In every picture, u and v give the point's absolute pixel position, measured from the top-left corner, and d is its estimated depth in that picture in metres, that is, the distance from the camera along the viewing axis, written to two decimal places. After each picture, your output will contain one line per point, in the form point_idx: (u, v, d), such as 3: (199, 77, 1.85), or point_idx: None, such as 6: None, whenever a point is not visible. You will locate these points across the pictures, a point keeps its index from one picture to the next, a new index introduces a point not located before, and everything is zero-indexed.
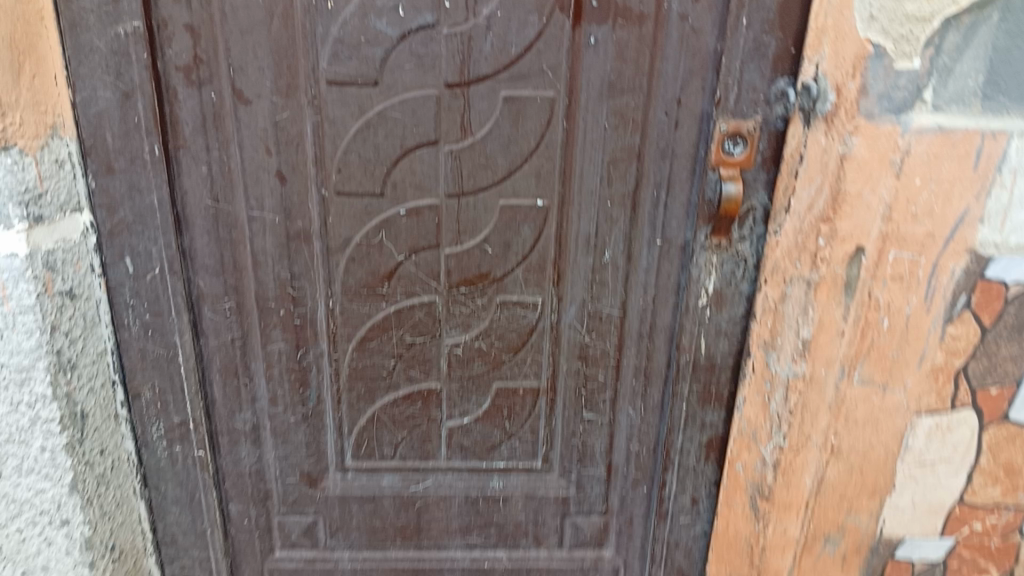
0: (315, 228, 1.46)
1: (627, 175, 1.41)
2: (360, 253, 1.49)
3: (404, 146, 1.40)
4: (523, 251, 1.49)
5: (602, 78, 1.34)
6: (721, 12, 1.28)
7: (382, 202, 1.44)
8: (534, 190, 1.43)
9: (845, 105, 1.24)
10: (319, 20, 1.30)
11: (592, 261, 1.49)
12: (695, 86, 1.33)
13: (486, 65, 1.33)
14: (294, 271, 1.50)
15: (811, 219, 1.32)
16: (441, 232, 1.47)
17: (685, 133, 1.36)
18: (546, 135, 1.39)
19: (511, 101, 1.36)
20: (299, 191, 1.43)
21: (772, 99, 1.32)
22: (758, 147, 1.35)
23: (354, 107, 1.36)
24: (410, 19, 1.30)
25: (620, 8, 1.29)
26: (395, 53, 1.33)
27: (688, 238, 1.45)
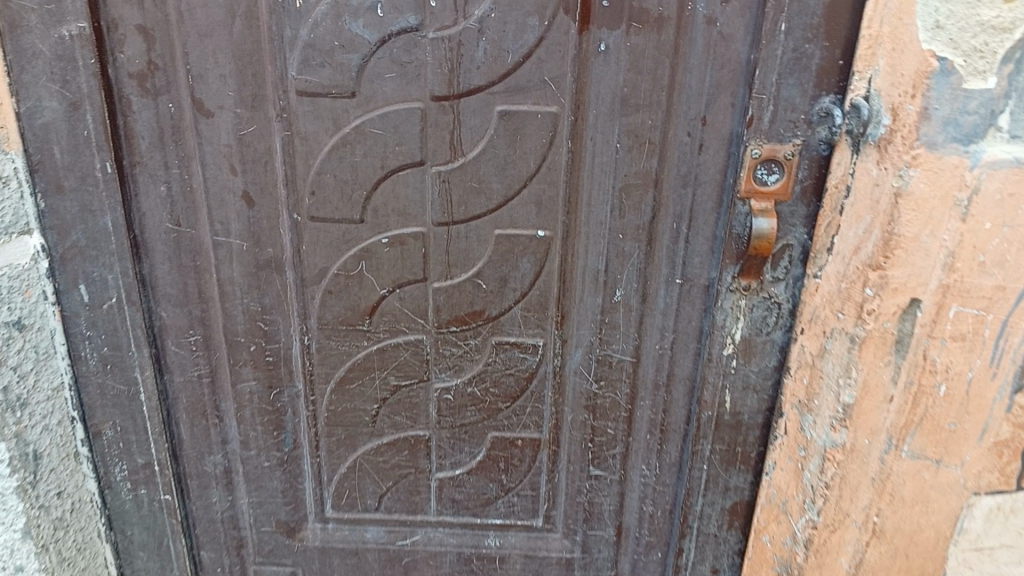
0: (287, 256, 1.29)
1: (643, 204, 1.22)
2: (337, 286, 1.31)
3: (386, 167, 1.21)
4: (522, 288, 1.30)
5: (614, 92, 1.14)
6: (756, 15, 1.07)
7: (361, 229, 1.26)
8: (533, 220, 1.25)
9: (902, 130, 1.03)
10: (287, 21, 1.12)
11: (601, 300, 1.30)
12: (723, 102, 1.13)
13: (478, 76, 1.14)
14: (264, 303, 1.34)
15: (858, 264, 1.12)
16: (429, 265, 1.29)
17: (711, 158, 1.17)
18: (548, 157, 1.20)
19: (507, 118, 1.17)
20: (269, 216, 1.26)
21: (815, 119, 1.11)
22: (796, 176, 1.15)
23: (329, 122, 1.18)
24: (390, 21, 1.11)
25: (636, 10, 1.09)
26: (374, 60, 1.14)
27: (712, 279, 1.25)
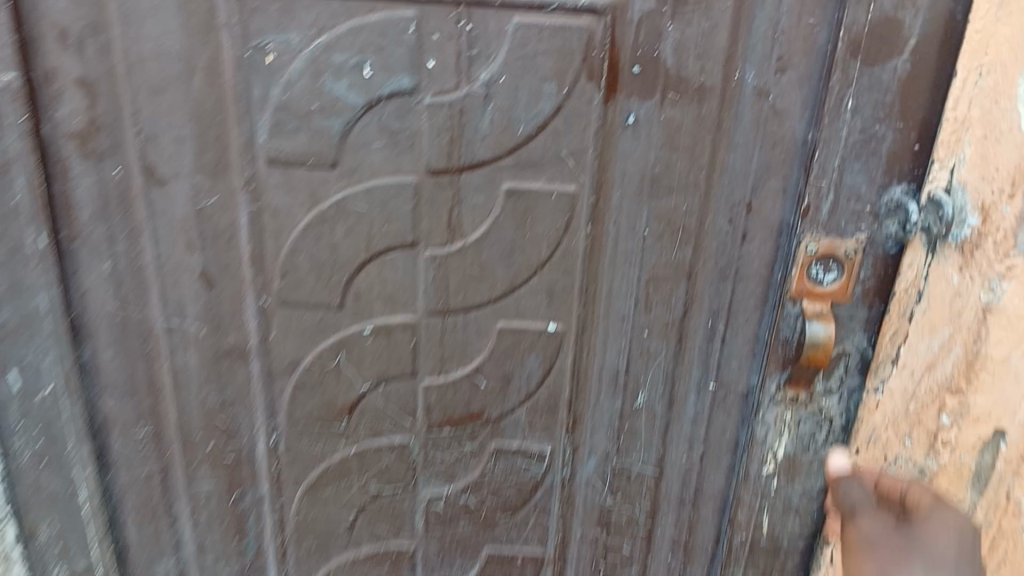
0: (253, 344, 1.11)
1: (673, 298, 1.04)
2: (310, 379, 1.12)
3: (371, 248, 1.02)
4: (527, 388, 1.11)
5: (643, 171, 0.96)
6: (817, 88, 0.89)
7: (340, 316, 1.07)
8: (543, 312, 1.06)
9: (995, 235, 0.86)
10: (256, 79, 0.93)
11: (620, 404, 1.12)
12: (772, 187, 0.95)
13: (483, 148, 0.96)
14: (226, 396, 1.15)
15: (932, 383, 0.96)
16: (418, 360, 1.10)
17: (755, 250, 0.99)
18: (563, 242, 1.01)
19: (515, 196, 0.99)
20: (230, 299, 1.07)
21: (882, 211, 0.93)
22: (857, 275, 0.97)
23: (304, 196, 0.99)
24: (379, 82, 0.92)
25: (674, 78, 0.91)
26: (359, 126, 0.95)
27: (752, 385, 1.07)
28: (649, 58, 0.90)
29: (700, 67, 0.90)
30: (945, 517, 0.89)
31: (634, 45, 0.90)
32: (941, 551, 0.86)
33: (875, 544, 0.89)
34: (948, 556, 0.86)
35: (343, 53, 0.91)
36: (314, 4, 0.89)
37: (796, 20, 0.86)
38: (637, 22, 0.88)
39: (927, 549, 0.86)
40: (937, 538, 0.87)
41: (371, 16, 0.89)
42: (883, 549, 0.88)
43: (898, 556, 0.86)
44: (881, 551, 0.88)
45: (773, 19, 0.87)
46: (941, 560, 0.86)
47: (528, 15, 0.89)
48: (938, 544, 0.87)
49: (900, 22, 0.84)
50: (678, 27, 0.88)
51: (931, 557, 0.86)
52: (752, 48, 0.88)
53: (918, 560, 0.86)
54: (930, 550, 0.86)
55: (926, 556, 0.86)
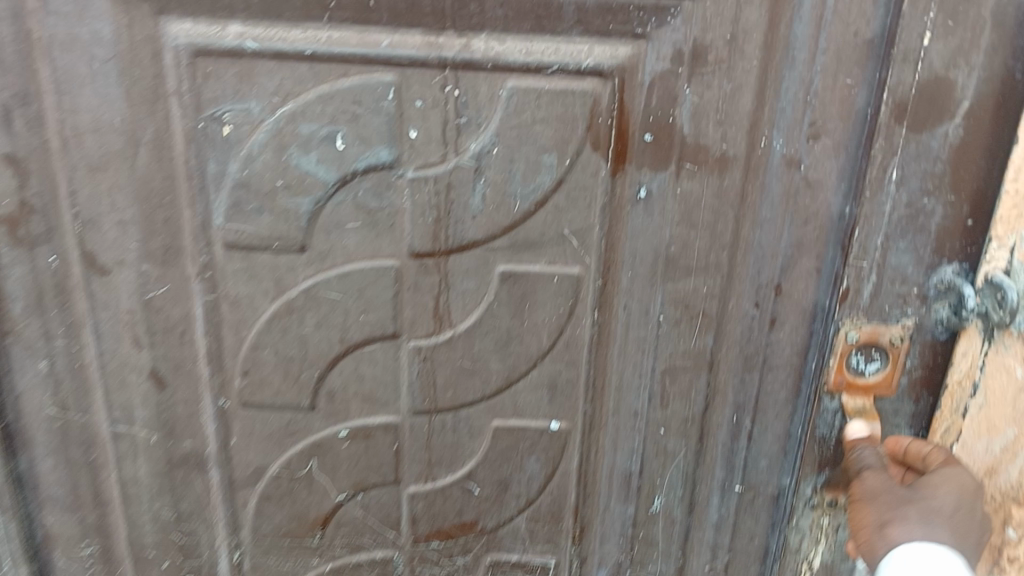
0: (212, 451, 0.96)
1: (692, 391, 0.91)
2: (277, 489, 0.98)
3: (346, 341, 0.89)
4: (526, 494, 0.98)
5: (657, 251, 0.84)
6: (855, 156, 0.78)
7: (312, 418, 0.94)
8: (544, 409, 0.93)
9: None
10: (211, 153, 0.81)
11: (633, 511, 0.99)
12: (803, 267, 0.84)
13: (474, 227, 0.84)
14: (181, 509, 1.00)
15: (994, 490, 0.83)
16: (402, 465, 0.96)
17: (785, 337, 0.87)
18: (566, 331, 0.89)
19: (511, 281, 0.86)
20: (185, 400, 0.94)
21: (931, 294, 0.83)
22: (903, 364, 0.86)
23: (268, 284, 0.87)
24: (354, 155, 0.80)
25: (691, 147, 0.80)
26: (333, 205, 0.83)
27: (784, 487, 0.95)
28: (662, 125, 0.79)
29: (721, 134, 0.79)
30: (957, 472, 0.80)
31: (644, 111, 0.78)
32: (940, 500, 0.78)
33: (876, 492, 0.82)
34: (948, 500, 0.78)
35: (311, 123, 0.79)
36: (276, 69, 0.78)
37: (831, 81, 0.76)
38: (649, 85, 0.77)
39: (925, 506, 0.79)
40: (938, 490, 0.79)
41: (344, 81, 0.78)
42: (886, 499, 0.82)
43: (894, 507, 0.81)
44: (878, 504, 0.82)
45: (805, 80, 0.76)
46: (939, 506, 0.78)
47: (524, 79, 0.78)
48: (939, 494, 0.79)
49: (952, 82, 0.74)
50: (695, 89, 0.77)
51: (930, 502, 0.79)
52: (781, 112, 0.77)
53: (914, 510, 0.80)
54: (929, 498, 0.79)
55: (924, 505, 0.79)
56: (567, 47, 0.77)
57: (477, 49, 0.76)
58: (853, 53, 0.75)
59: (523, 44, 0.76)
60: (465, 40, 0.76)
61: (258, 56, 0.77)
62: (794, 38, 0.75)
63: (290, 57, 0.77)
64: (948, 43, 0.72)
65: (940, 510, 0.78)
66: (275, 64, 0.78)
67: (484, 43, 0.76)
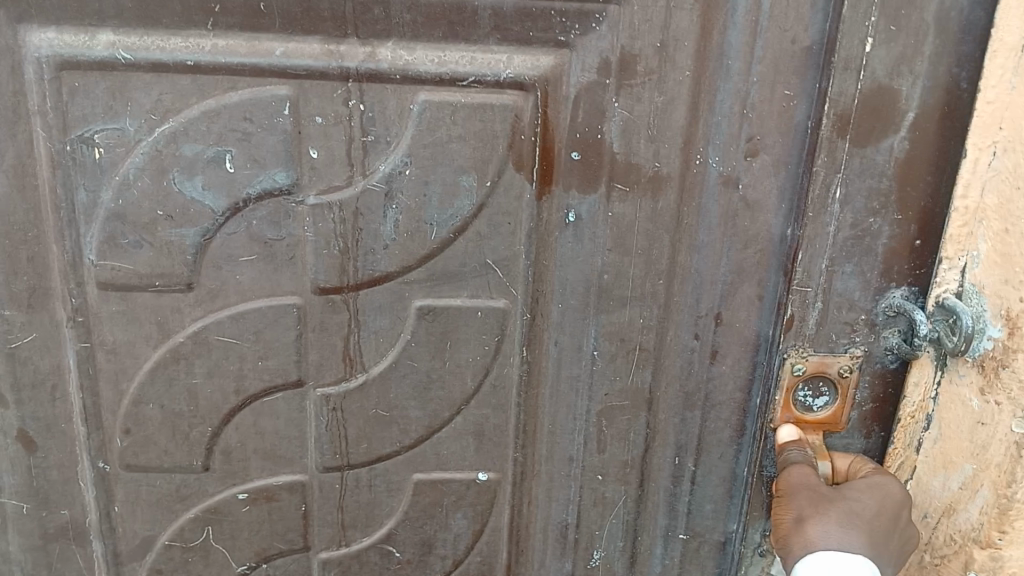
0: (92, 520, 0.84)
1: (630, 434, 0.84)
2: (169, 562, 0.86)
3: (243, 392, 0.79)
4: (452, 555, 0.88)
5: (590, 281, 0.77)
6: (796, 174, 0.73)
7: (205, 480, 0.82)
8: (471, 459, 0.84)
9: (1010, 353, 0.69)
10: (80, 179, 0.70)
11: (571, 567, 0.90)
12: (745, 295, 0.78)
13: (386, 258, 0.75)
14: None
15: (953, 531, 0.77)
16: (311, 530, 0.85)
17: (728, 370, 0.81)
18: (492, 371, 0.81)
19: (430, 317, 0.78)
20: (59, 465, 0.81)
21: (879, 320, 0.78)
22: (852, 399, 0.81)
23: (150, 329, 0.76)
24: (245, 179, 0.71)
25: (621, 166, 0.73)
26: (222, 236, 0.73)
27: (731, 534, 0.88)
28: (590, 143, 0.72)
29: (654, 152, 0.73)
30: (881, 482, 0.77)
31: (570, 127, 0.71)
32: (863, 503, 0.75)
33: (800, 486, 0.76)
34: (871, 506, 0.75)
35: (194, 143, 0.70)
36: (153, 82, 0.68)
37: (768, 92, 0.71)
38: (574, 99, 0.71)
39: (847, 506, 0.75)
40: (862, 495, 0.76)
41: (231, 95, 0.69)
42: (809, 495, 0.75)
43: (818, 504, 0.75)
44: (803, 500, 0.76)
45: (741, 92, 0.71)
46: (861, 509, 0.75)
47: (437, 92, 0.70)
48: (863, 497, 0.76)
49: (894, 94, 0.70)
50: (625, 103, 0.71)
51: (853, 503, 0.75)
52: (716, 127, 0.72)
53: (836, 509, 0.75)
54: (852, 501, 0.76)
55: (847, 504, 0.75)
56: (483, 57, 0.69)
57: (384, 57, 0.68)
58: (790, 62, 0.70)
59: (435, 53, 0.69)
60: (370, 49, 0.68)
61: (132, 68, 0.68)
62: (727, 46, 0.69)
63: (169, 68, 0.68)
64: (889, 51, 0.68)
65: (862, 514, 0.75)
66: (152, 77, 0.68)
67: (391, 51, 0.68)
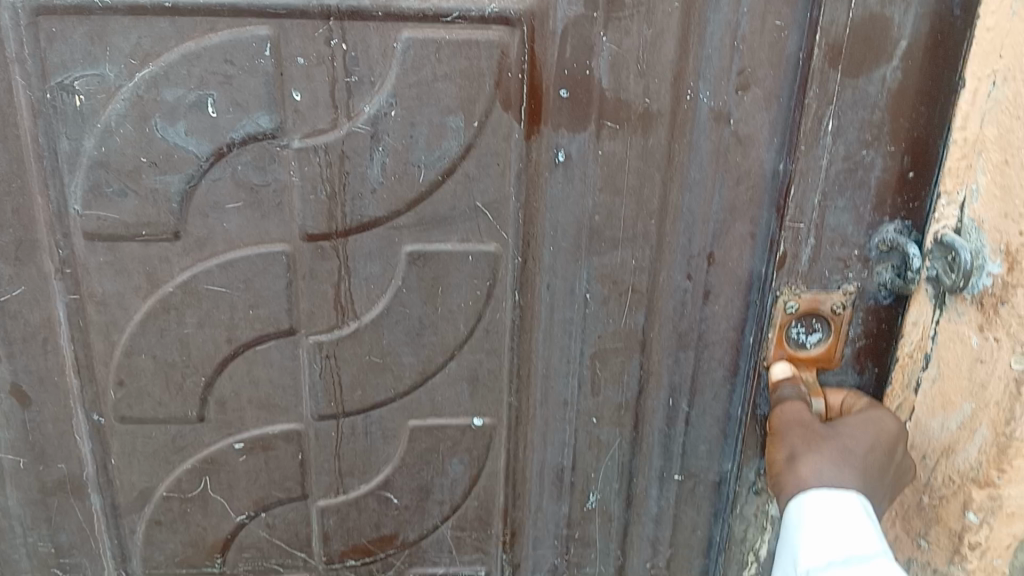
0: (89, 473, 0.84)
1: (624, 375, 0.84)
2: (168, 513, 0.87)
3: (235, 340, 0.79)
4: (449, 500, 0.89)
5: (580, 223, 0.77)
6: (788, 107, 0.72)
7: (201, 431, 0.83)
8: (466, 405, 0.84)
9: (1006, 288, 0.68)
10: (62, 127, 0.69)
11: (568, 509, 0.91)
12: (736, 234, 0.77)
13: (374, 203, 0.74)
14: (58, 543, 0.88)
15: (952, 472, 0.77)
16: (308, 478, 0.86)
17: (720, 310, 0.81)
18: (484, 315, 0.80)
19: (420, 262, 0.77)
20: (53, 419, 0.81)
21: (873, 256, 0.78)
22: (846, 335, 0.81)
23: (139, 280, 0.75)
24: (228, 123, 0.70)
25: (611, 103, 0.72)
26: (208, 183, 0.72)
27: (726, 473, 0.89)
28: (578, 79, 0.71)
29: (643, 88, 0.71)
30: (874, 418, 0.78)
31: (557, 63, 0.70)
32: (856, 440, 0.76)
33: (791, 424, 0.77)
34: (863, 442, 0.76)
35: (176, 89, 0.68)
36: (132, 26, 0.66)
37: (759, 23, 0.69)
38: (561, 34, 0.69)
39: (839, 443, 0.76)
40: (855, 430, 0.76)
41: (212, 37, 0.67)
42: (803, 433, 0.76)
43: (811, 441, 0.76)
44: (795, 437, 0.77)
45: (731, 22, 0.69)
46: (854, 445, 0.75)
47: (420, 28, 0.68)
48: (856, 434, 0.76)
49: (887, 21, 0.68)
50: (613, 37, 0.69)
51: (846, 439, 0.76)
52: (706, 60, 0.70)
53: (829, 446, 0.76)
54: (845, 437, 0.76)
55: (840, 441, 0.76)
56: None
57: None
58: None
59: None
60: None
61: (110, 12, 0.65)
62: None
63: (148, 10, 0.66)
64: None
65: (854, 451, 0.75)
66: (131, 20, 0.66)
67: None
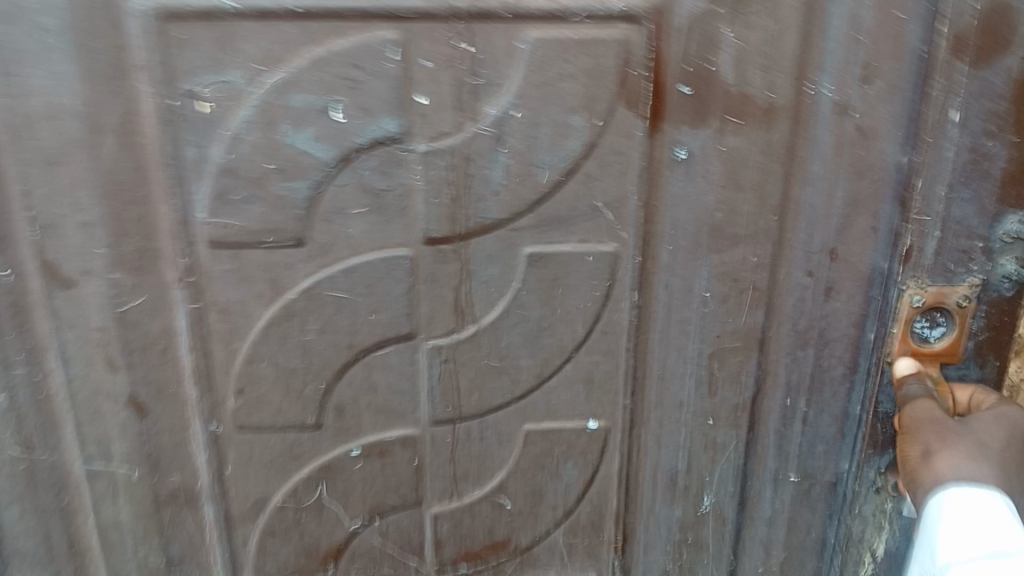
0: (204, 483, 0.85)
1: (742, 376, 0.83)
2: (282, 522, 0.87)
3: (354, 347, 0.79)
4: (563, 504, 0.88)
5: (701, 220, 0.76)
6: (911, 99, 0.71)
7: (319, 439, 0.83)
8: (582, 407, 0.84)
9: None
10: (190, 135, 0.70)
11: (680, 512, 0.90)
12: (859, 228, 0.76)
13: (496, 205, 0.74)
14: (172, 554, 0.88)
15: None
16: (424, 483, 0.86)
17: (841, 307, 0.79)
18: (603, 316, 0.80)
19: (541, 264, 0.77)
20: (171, 428, 0.82)
21: (996, 246, 0.76)
22: (970, 329, 0.79)
23: (262, 287, 0.75)
24: (355, 128, 0.70)
25: (735, 98, 0.71)
26: (334, 188, 0.72)
27: (842, 474, 0.88)
28: (702, 75, 0.70)
29: (767, 81, 0.70)
30: (1001, 411, 0.76)
31: (682, 58, 0.69)
32: (990, 436, 0.74)
33: (922, 421, 0.75)
34: (998, 437, 0.74)
35: (305, 94, 0.69)
36: (261, 31, 0.67)
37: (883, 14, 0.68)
38: (686, 30, 0.69)
39: (975, 439, 0.74)
40: (988, 425, 0.75)
41: (340, 42, 0.67)
42: (935, 428, 0.74)
43: (946, 437, 0.74)
44: (929, 433, 0.75)
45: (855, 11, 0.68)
46: (989, 441, 0.74)
47: (548, 30, 0.68)
48: (988, 429, 0.75)
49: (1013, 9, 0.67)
50: (739, 32, 0.69)
51: (980, 436, 0.74)
52: (830, 53, 0.70)
53: (964, 441, 0.74)
54: (978, 432, 0.75)
55: (974, 437, 0.74)
56: None
57: None
58: None
59: None
60: None
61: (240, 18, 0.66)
62: None
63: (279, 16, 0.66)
64: None
65: (990, 445, 0.74)
66: (260, 26, 0.66)
67: None
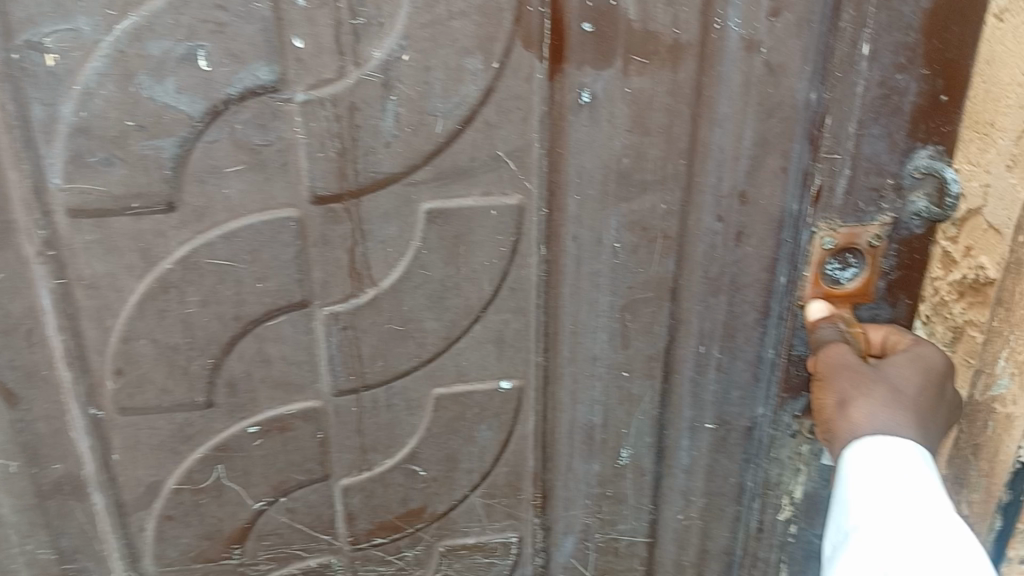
0: (90, 472, 0.78)
1: (655, 326, 0.81)
2: (180, 507, 0.81)
3: (243, 317, 0.72)
4: (478, 467, 0.86)
5: (609, 167, 0.72)
6: (821, 32, 0.67)
7: (211, 417, 0.77)
8: (493, 367, 0.80)
9: None
10: (33, 91, 0.61)
11: (599, 467, 0.88)
12: (768, 169, 0.73)
13: (389, 158, 0.68)
14: (62, 548, 0.82)
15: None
16: (330, 456, 0.81)
17: (752, 251, 0.77)
18: (510, 272, 0.76)
19: (441, 220, 0.72)
20: (46, 416, 0.75)
21: (906, 182, 0.73)
22: (882, 268, 0.76)
23: (132, 258, 0.68)
24: (225, 77, 0.62)
25: (639, 35, 0.66)
26: (205, 145, 0.65)
27: (758, 419, 0.86)
28: (603, 11, 0.65)
29: (673, 16, 0.66)
30: (916, 354, 0.73)
31: None
32: (905, 382, 0.71)
33: (837, 367, 0.72)
34: (913, 383, 0.71)
35: (162, 40, 0.61)
36: None
37: None
38: None
39: (889, 385, 0.70)
40: (904, 371, 0.71)
41: None
42: (849, 375, 0.71)
43: (860, 385, 0.70)
44: (844, 381, 0.71)
45: None
46: (904, 387, 0.70)
47: None
48: (904, 375, 0.71)
49: None
50: None
51: (895, 381, 0.70)
52: None
53: (879, 388, 0.70)
54: (894, 378, 0.71)
55: (889, 383, 0.70)
56: None
57: None
58: None
59: None
60: None
61: None
62: None
63: None
64: None
65: (905, 391, 0.70)
66: None
67: None
